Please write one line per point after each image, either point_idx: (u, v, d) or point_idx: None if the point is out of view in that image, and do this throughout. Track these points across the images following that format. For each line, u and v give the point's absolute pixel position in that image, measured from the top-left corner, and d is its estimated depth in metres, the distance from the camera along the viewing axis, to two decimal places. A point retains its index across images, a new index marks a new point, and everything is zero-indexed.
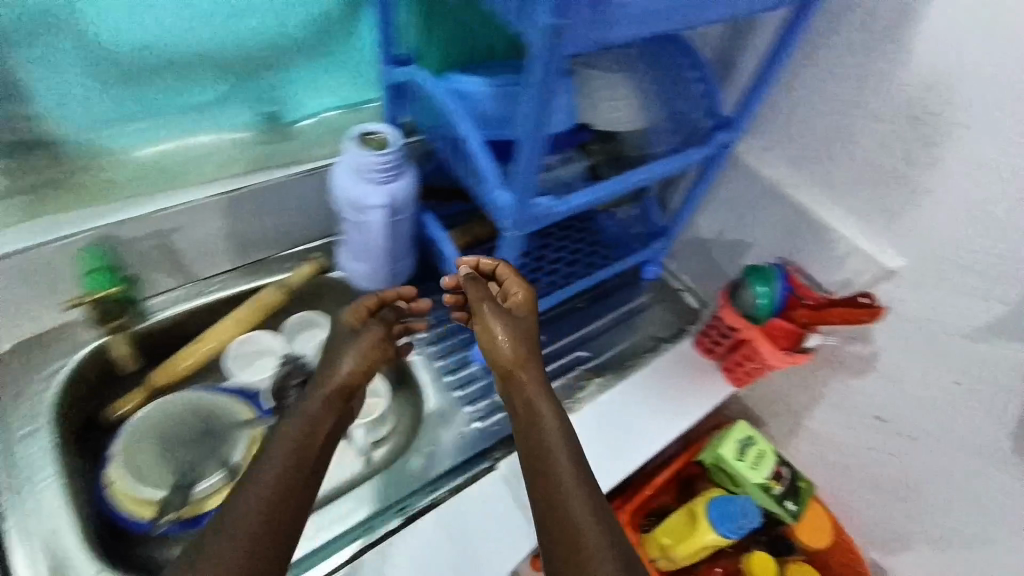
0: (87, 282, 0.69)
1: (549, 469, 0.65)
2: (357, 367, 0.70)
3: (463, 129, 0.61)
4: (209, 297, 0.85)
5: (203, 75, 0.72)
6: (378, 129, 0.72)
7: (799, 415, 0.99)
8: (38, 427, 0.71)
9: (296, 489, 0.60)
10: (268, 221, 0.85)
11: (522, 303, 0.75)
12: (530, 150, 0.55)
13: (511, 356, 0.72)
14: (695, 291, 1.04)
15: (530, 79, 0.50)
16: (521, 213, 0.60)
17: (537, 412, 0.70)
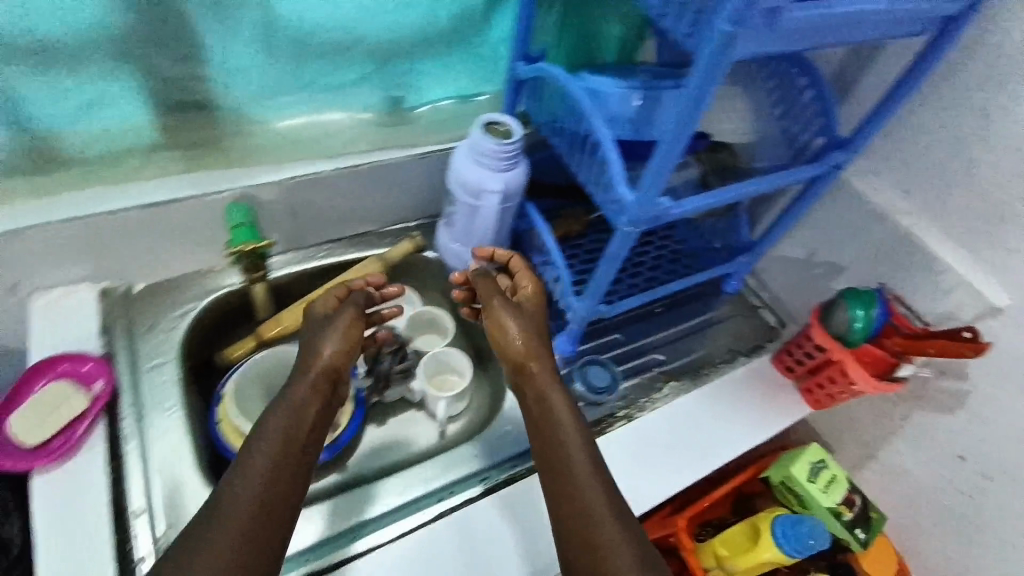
0: (233, 235, 0.74)
1: (564, 469, 0.66)
2: (337, 350, 0.70)
3: (598, 127, 0.64)
4: (317, 263, 0.92)
5: (353, 57, 0.78)
6: (502, 120, 0.77)
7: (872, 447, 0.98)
8: (166, 361, 0.76)
9: (286, 471, 0.60)
10: (379, 197, 0.91)
11: (533, 298, 0.79)
12: (670, 155, 0.58)
13: (523, 350, 0.73)
14: (775, 309, 1.05)
15: (690, 84, 0.52)
16: (643, 212, 0.63)
17: (552, 411, 0.70)
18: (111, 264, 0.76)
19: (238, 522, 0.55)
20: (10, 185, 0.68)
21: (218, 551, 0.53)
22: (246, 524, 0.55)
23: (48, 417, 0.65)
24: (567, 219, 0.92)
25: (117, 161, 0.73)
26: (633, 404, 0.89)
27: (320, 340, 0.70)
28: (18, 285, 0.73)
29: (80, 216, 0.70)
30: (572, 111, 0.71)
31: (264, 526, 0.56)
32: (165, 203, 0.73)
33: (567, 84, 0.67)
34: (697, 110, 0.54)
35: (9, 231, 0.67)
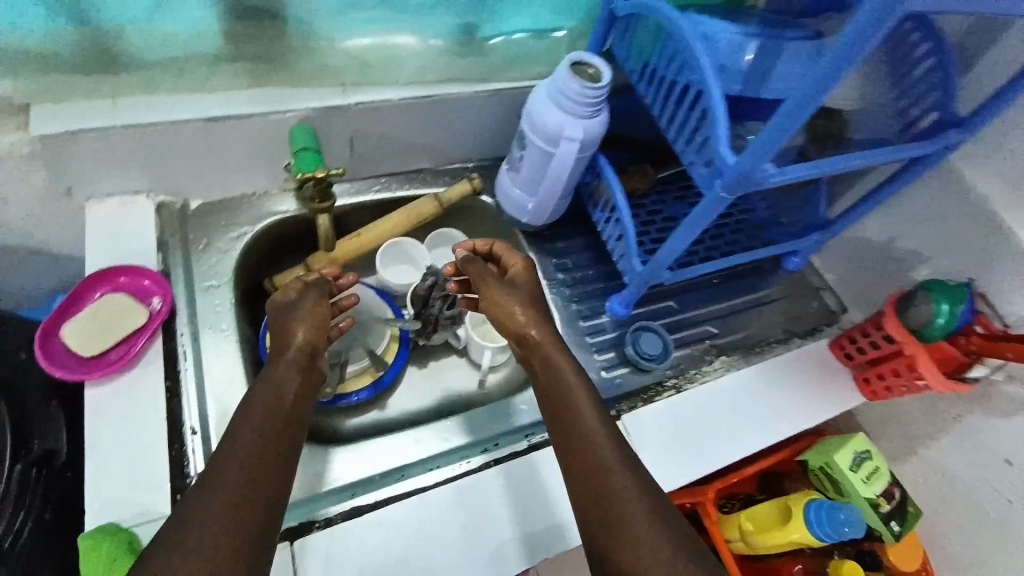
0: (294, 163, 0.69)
1: (583, 446, 0.60)
2: (308, 328, 0.65)
3: (709, 79, 0.58)
4: (373, 196, 0.89)
5: None
6: (591, 61, 0.72)
7: (913, 440, 0.96)
8: (221, 283, 0.75)
9: (283, 433, 0.57)
10: (443, 133, 0.87)
11: (523, 275, 0.72)
12: (794, 120, 0.52)
13: (524, 327, 0.68)
14: (836, 292, 1.03)
15: (844, 39, 0.46)
16: (742, 179, 0.58)
17: (567, 384, 0.64)
18: (168, 177, 0.74)
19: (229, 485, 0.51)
20: (70, 83, 0.65)
21: (214, 508, 0.50)
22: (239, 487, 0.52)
23: (106, 330, 0.64)
24: (632, 173, 0.93)
25: (179, 70, 0.69)
26: (683, 374, 0.86)
27: (290, 320, 0.65)
28: (76, 189, 0.71)
29: (142, 124, 0.66)
30: (674, 59, 0.65)
31: (258, 488, 0.52)
32: (226, 118, 0.70)
33: (679, 27, 0.61)
34: (838, 72, 0.48)
35: (71, 132, 0.64)
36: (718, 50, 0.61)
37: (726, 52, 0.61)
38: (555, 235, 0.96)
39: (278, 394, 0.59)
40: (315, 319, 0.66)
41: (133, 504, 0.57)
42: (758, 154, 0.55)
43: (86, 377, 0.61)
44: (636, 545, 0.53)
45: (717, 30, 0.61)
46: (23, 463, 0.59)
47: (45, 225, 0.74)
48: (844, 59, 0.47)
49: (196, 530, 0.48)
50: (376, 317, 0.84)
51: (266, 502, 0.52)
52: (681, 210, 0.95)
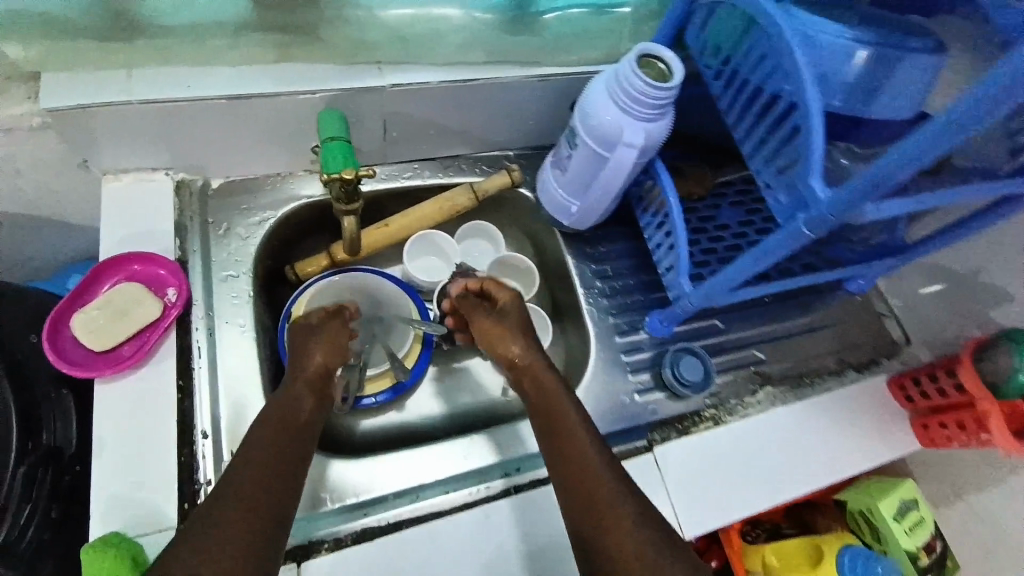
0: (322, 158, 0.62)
1: (574, 452, 0.56)
2: (319, 349, 0.63)
3: (809, 97, 0.49)
4: (405, 183, 0.82)
5: None
6: (662, 53, 0.61)
7: (958, 485, 0.88)
8: (240, 274, 0.70)
9: (286, 435, 0.54)
10: (484, 119, 0.79)
11: (513, 306, 0.71)
12: (919, 157, 0.43)
13: (523, 356, 0.67)
14: (901, 322, 0.93)
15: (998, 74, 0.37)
16: (832, 218, 0.49)
17: (557, 397, 0.62)
18: (188, 153, 0.69)
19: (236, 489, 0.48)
20: (83, 50, 0.59)
21: (226, 517, 0.46)
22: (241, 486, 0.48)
23: (118, 323, 0.61)
24: (687, 177, 0.85)
25: (199, 39, 0.62)
26: (723, 405, 0.80)
27: (305, 344, 0.64)
28: (91, 162, 0.66)
29: (159, 100, 0.61)
30: (763, 62, 0.55)
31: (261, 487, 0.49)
32: (248, 96, 0.63)
33: (779, 28, 0.51)
34: (980, 116, 0.39)
35: (88, 107, 0.59)
36: (821, 58, 0.51)
37: (831, 61, 0.51)
38: (597, 237, 0.88)
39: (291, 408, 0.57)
40: (331, 339, 0.65)
41: (135, 511, 0.55)
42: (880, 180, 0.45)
43: (96, 373, 0.58)
44: (625, 538, 0.49)
45: (824, 32, 0.51)
46: (27, 465, 0.57)
47: (63, 195, 0.70)
48: (999, 101, 0.37)
49: (204, 536, 0.44)
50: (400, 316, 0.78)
51: (274, 501, 0.49)
52: (737, 217, 0.85)
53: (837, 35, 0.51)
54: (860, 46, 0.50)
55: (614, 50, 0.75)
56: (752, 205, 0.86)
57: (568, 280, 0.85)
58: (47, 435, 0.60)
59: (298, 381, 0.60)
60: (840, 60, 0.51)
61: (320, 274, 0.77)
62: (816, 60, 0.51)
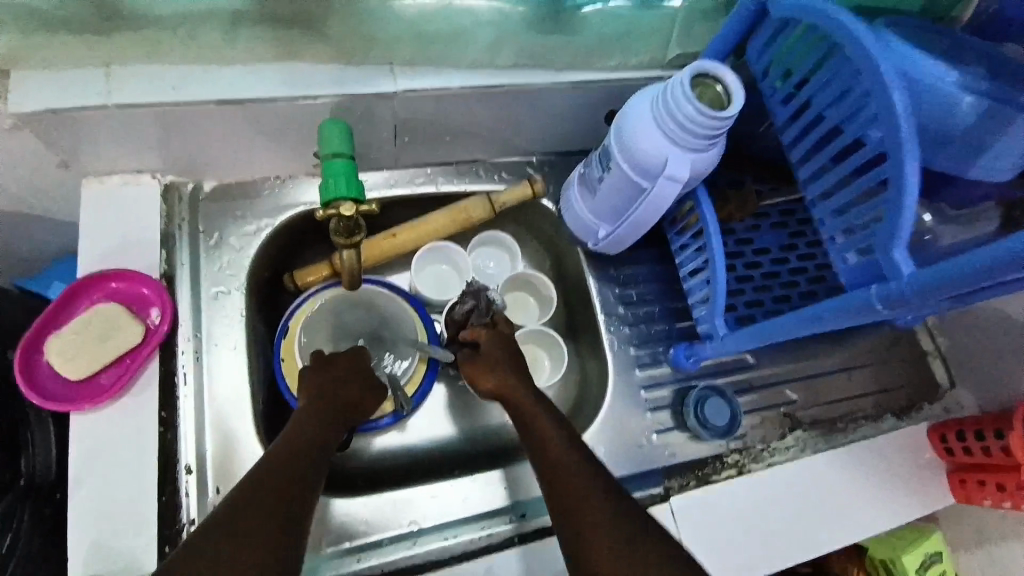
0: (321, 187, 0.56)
1: (560, 468, 0.54)
2: (333, 387, 0.59)
3: (906, 154, 0.41)
4: (416, 190, 0.74)
5: None
6: (721, 74, 0.53)
7: (982, 530, 0.78)
8: (231, 290, 0.65)
9: (287, 455, 0.50)
10: (507, 125, 0.70)
11: (488, 343, 0.65)
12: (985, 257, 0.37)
13: (503, 382, 0.63)
14: (948, 363, 0.85)
15: None
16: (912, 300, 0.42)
17: (540, 411, 0.60)
18: (179, 156, 0.62)
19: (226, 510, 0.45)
20: (60, 45, 0.52)
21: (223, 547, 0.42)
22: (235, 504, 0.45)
23: (97, 350, 0.57)
24: (729, 199, 0.73)
25: (188, 32, 0.54)
26: (748, 451, 0.75)
27: (313, 381, 0.59)
28: (73, 164, 0.60)
29: (146, 104, 0.55)
30: (845, 98, 0.47)
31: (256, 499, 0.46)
32: (245, 100, 0.57)
33: (878, 65, 0.43)
34: None
35: (68, 112, 0.53)
36: (923, 103, 0.46)
37: (935, 110, 0.46)
38: (622, 257, 0.80)
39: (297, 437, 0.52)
40: (348, 374, 0.61)
41: (113, 557, 0.52)
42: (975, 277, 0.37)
43: (75, 407, 0.54)
44: (610, 556, 0.48)
45: (930, 76, 0.45)
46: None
47: (43, 195, 0.64)
48: None
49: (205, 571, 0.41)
50: (404, 336, 0.72)
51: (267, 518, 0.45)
52: (778, 240, 0.76)
53: (944, 79, 0.45)
54: (970, 95, 0.45)
55: (660, 54, 0.66)
56: (796, 227, 0.77)
57: (587, 302, 0.78)
58: (26, 462, 0.59)
59: (308, 409, 0.56)
60: (946, 109, 0.45)
61: (320, 287, 0.70)
62: (917, 105, 0.46)
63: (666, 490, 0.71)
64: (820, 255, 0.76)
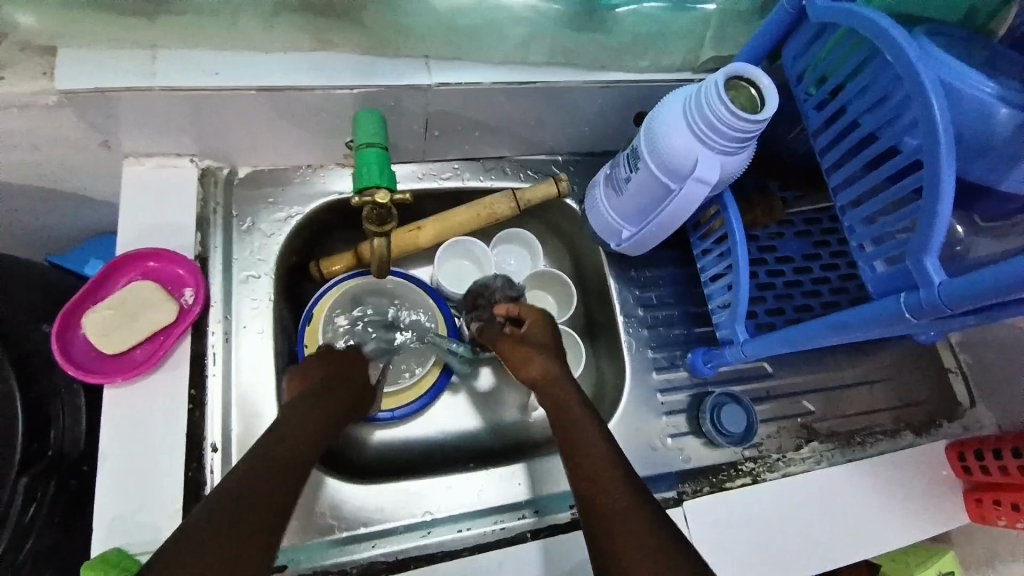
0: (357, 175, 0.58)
1: (594, 462, 0.53)
2: (336, 377, 0.58)
3: (943, 160, 0.41)
4: (442, 185, 0.75)
5: None
6: (757, 77, 0.53)
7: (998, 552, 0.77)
8: (261, 274, 0.66)
9: (294, 442, 0.49)
10: (535, 123, 0.71)
11: (538, 328, 0.63)
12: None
13: (548, 373, 0.60)
14: (969, 380, 0.84)
15: None
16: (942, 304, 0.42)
17: (573, 402, 0.58)
18: (214, 140, 0.63)
19: (241, 489, 0.43)
20: (105, 24, 0.54)
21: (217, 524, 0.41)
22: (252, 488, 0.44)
23: (130, 327, 0.58)
24: (755, 204, 0.73)
25: (231, 18, 0.56)
26: (763, 460, 0.75)
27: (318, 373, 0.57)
28: (113, 144, 0.62)
29: (186, 87, 0.56)
30: (882, 105, 0.48)
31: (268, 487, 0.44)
32: (283, 88, 0.58)
33: (917, 71, 0.43)
34: None
35: (111, 91, 0.54)
36: (960, 114, 0.46)
37: (971, 120, 0.46)
38: (643, 259, 0.81)
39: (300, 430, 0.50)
40: (349, 369, 0.60)
41: (138, 530, 0.53)
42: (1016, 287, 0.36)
43: (108, 380, 0.56)
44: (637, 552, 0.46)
45: (968, 85, 0.45)
46: (30, 476, 0.54)
47: (80, 172, 0.65)
48: None
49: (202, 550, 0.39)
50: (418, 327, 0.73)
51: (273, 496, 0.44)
52: (801, 249, 0.76)
53: (985, 91, 0.45)
54: (1006, 107, 0.45)
55: (691, 57, 0.66)
56: (820, 236, 0.77)
57: (607, 303, 0.79)
58: (55, 435, 0.58)
59: (313, 397, 0.54)
60: (982, 121, 0.45)
61: (344, 276, 0.71)
62: (954, 116, 0.46)
63: (681, 495, 0.71)
64: (844, 265, 0.75)
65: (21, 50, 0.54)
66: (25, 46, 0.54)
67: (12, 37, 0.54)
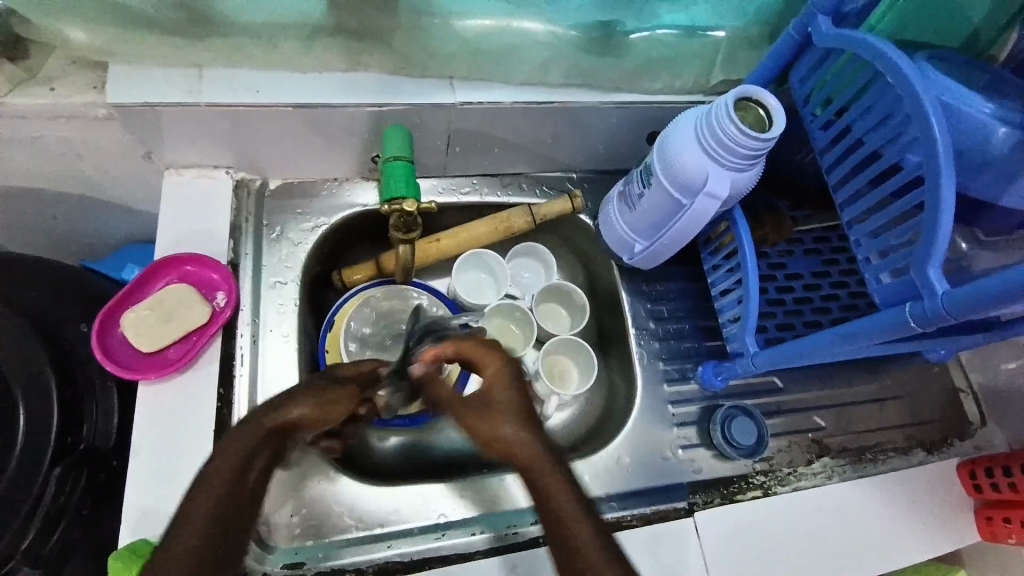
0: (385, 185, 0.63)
1: (572, 539, 0.48)
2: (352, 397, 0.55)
3: (943, 175, 0.43)
4: (462, 199, 0.78)
5: None
6: (765, 98, 0.57)
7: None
8: (288, 280, 0.69)
9: (253, 460, 0.49)
10: (552, 141, 0.74)
11: (499, 384, 0.54)
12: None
13: (524, 444, 0.51)
14: (980, 399, 0.84)
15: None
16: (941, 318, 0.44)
17: (547, 465, 0.51)
18: (249, 153, 0.67)
19: (208, 514, 0.46)
20: (155, 43, 0.58)
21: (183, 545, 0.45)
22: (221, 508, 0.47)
23: (165, 327, 0.61)
24: (765, 221, 0.75)
25: (272, 40, 0.61)
26: (774, 474, 0.75)
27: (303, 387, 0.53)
28: (155, 155, 0.66)
29: (226, 103, 0.60)
30: (885, 123, 0.50)
31: (219, 534, 0.46)
32: (316, 105, 0.62)
33: (917, 91, 0.45)
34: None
35: (158, 105, 0.59)
36: (961, 133, 0.48)
37: (971, 139, 0.48)
38: (654, 274, 0.83)
39: (237, 481, 0.48)
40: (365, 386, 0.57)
41: (165, 521, 0.55)
42: (1007, 297, 0.39)
43: (143, 377, 0.59)
44: None
45: (967, 106, 0.48)
46: (62, 467, 0.57)
47: (122, 181, 0.70)
48: None
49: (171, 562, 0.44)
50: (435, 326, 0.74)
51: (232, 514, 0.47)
52: (811, 267, 0.78)
53: (984, 110, 0.48)
54: (1004, 127, 0.47)
55: (702, 79, 0.69)
56: (829, 255, 0.79)
57: (620, 316, 0.81)
58: (87, 429, 0.60)
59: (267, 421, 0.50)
60: (982, 139, 0.48)
61: (366, 284, 0.74)
62: (954, 135, 0.48)
63: (693, 506, 0.71)
64: (853, 282, 0.77)
65: (74, 65, 0.60)
66: (77, 60, 0.60)
67: (66, 52, 0.60)
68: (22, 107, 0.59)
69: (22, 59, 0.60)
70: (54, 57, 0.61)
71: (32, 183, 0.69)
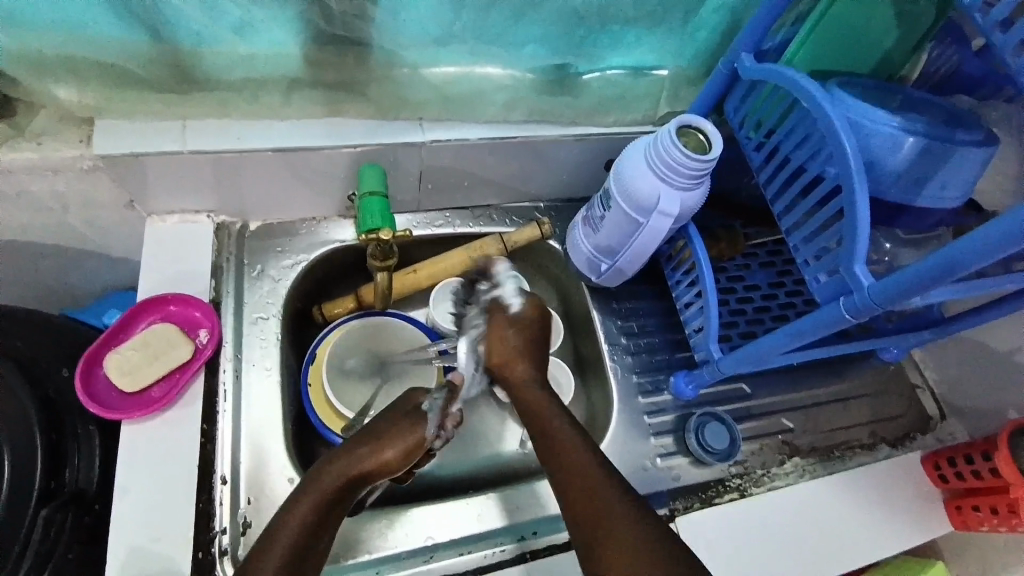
0: (359, 216, 0.68)
1: (562, 446, 0.57)
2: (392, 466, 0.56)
3: (857, 184, 0.50)
4: (436, 232, 0.82)
5: (542, 12, 0.65)
6: (703, 126, 0.63)
7: (984, 562, 0.79)
8: (269, 316, 0.72)
9: (328, 509, 0.54)
10: (517, 173, 0.80)
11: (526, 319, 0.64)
12: (987, 257, 0.41)
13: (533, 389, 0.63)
14: (938, 396, 0.89)
15: (991, 232, 0.40)
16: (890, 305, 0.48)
17: (530, 390, 0.62)
18: (230, 197, 0.71)
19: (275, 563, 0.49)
20: (140, 99, 0.62)
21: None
22: (291, 555, 0.50)
23: (150, 366, 0.63)
24: (721, 237, 0.81)
25: (253, 92, 0.65)
26: (749, 476, 0.78)
27: (378, 431, 0.57)
28: (138, 203, 0.69)
29: (211, 152, 0.64)
30: (806, 142, 0.57)
31: (304, 552, 0.51)
32: (296, 149, 0.66)
33: (828, 113, 0.52)
34: (988, 254, 0.41)
35: (143, 155, 0.62)
36: (873, 144, 0.55)
37: (880, 149, 0.55)
38: (623, 292, 0.87)
39: (320, 517, 0.53)
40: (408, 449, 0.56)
41: (155, 562, 0.56)
42: (945, 273, 0.43)
43: (126, 416, 0.60)
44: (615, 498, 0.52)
45: (875, 123, 0.54)
46: (49, 509, 0.58)
47: (107, 228, 0.72)
48: (965, 265, 0.42)
49: None
50: (412, 353, 0.75)
51: (307, 548, 0.51)
52: (768, 278, 0.83)
53: (888, 125, 0.54)
54: (912, 137, 0.54)
55: (652, 113, 0.76)
56: (783, 266, 0.84)
57: (592, 334, 0.85)
58: (71, 474, 0.61)
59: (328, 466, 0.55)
60: (891, 148, 0.54)
61: (346, 317, 0.75)
62: (866, 146, 0.55)
63: None
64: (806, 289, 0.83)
65: (61, 122, 0.63)
66: (64, 117, 0.63)
67: (53, 109, 0.63)
68: (9, 162, 0.62)
69: (10, 116, 0.63)
70: (39, 114, 0.63)
71: (17, 237, 0.71)
